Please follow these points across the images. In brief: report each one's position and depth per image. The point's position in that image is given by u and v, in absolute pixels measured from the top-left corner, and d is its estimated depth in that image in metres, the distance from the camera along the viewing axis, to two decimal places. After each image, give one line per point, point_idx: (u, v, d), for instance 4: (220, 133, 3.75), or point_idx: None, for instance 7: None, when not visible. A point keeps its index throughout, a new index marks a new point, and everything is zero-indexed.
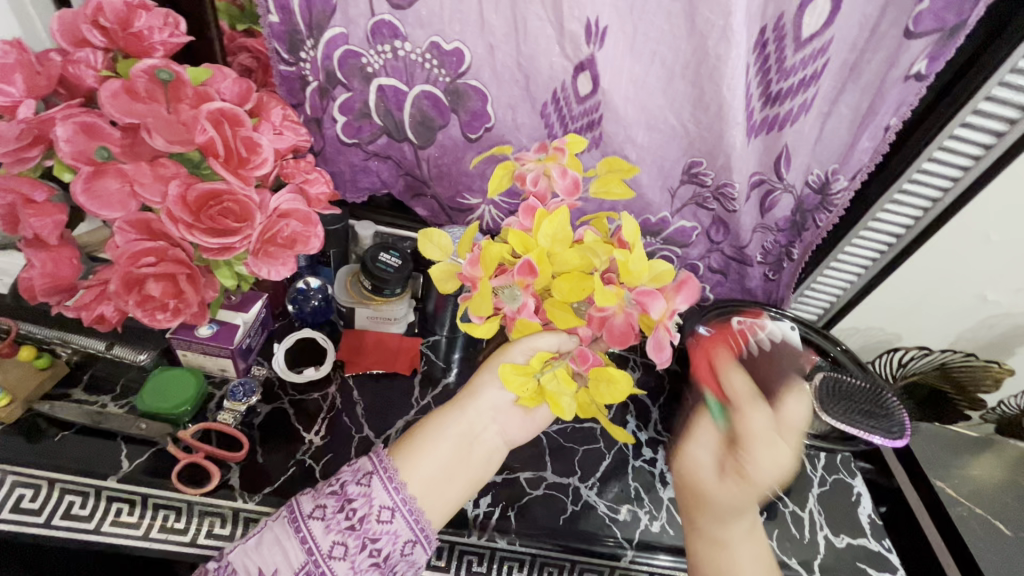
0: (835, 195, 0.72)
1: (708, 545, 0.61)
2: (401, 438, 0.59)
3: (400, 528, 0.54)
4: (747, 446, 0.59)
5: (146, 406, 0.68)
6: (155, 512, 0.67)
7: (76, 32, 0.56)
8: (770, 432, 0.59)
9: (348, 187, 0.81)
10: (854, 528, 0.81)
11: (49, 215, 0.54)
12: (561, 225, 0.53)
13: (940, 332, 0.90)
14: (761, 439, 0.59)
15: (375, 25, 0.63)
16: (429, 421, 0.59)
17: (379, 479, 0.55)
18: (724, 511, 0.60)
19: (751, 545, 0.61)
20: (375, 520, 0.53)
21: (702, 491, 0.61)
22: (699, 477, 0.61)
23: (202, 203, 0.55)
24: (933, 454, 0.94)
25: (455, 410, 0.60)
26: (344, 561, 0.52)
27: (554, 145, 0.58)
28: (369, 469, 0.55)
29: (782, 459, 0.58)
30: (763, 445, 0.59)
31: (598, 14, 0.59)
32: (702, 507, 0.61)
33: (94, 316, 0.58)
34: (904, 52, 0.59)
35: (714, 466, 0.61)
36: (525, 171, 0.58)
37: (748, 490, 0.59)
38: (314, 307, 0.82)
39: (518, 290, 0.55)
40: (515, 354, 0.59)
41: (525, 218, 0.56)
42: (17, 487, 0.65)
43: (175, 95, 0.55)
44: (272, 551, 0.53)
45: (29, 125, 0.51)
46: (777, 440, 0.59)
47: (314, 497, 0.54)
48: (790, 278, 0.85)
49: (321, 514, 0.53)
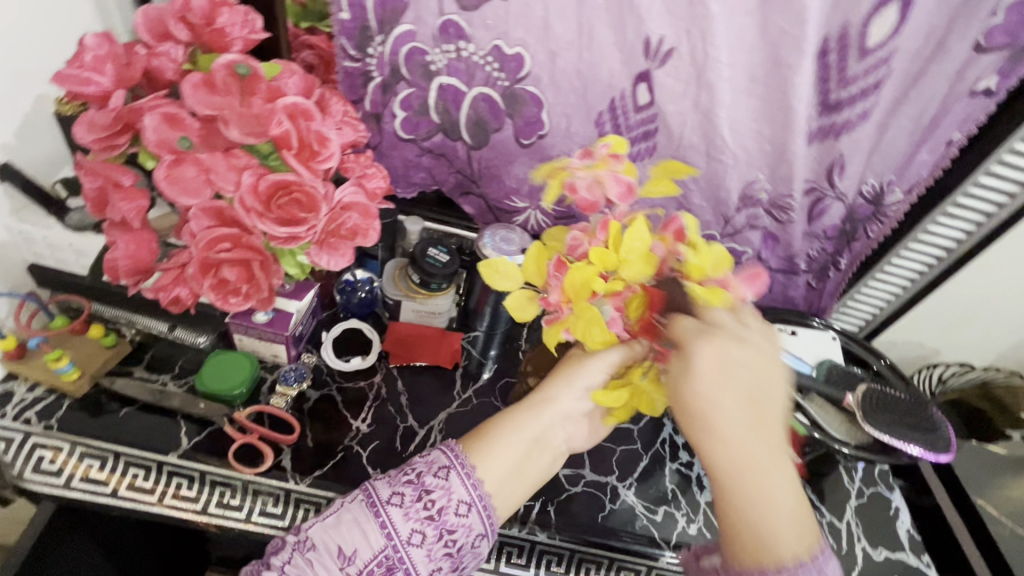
0: (888, 207, 0.73)
1: (728, 488, 0.51)
2: (473, 432, 0.62)
3: (473, 522, 0.57)
4: (707, 359, 0.52)
5: (205, 384, 0.71)
6: (212, 488, 0.69)
7: (158, 27, 0.59)
8: (737, 343, 0.53)
9: (400, 181, 0.82)
10: (892, 542, 0.81)
11: (135, 200, 0.57)
12: (637, 234, 0.56)
13: (982, 348, 0.90)
14: (717, 350, 0.52)
15: (444, 24, 0.65)
16: (504, 418, 0.62)
17: (457, 474, 0.57)
18: (745, 450, 0.50)
19: (777, 480, 0.50)
20: (452, 512, 0.56)
21: (709, 413, 0.51)
22: (704, 402, 0.52)
23: (271, 193, 0.57)
24: (974, 471, 0.93)
25: (531, 413, 0.62)
26: (421, 547, 0.55)
27: (600, 151, 0.59)
28: (446, 462, 0.58)
29: (744, 364, 0.52)
30: (715, 353, 0.52)
31: (659, 33, 0.62)
32: (708, 444, 0.52)
33: (170, 298, 0.60)
34: (972, 66, 0.60)
35: (720, 398, 0.51)
36: (578, 183, 0.58)
37: (745, 405, 0.51)
38: (360, 299, 0.83)
39: (605, 304, 0.58)
40: (590, 377, 0.63)
41: (599, 233, 0.58)
42: (84, 458, 0.68)
43: (249, 89, 0.58)
44: (351, 532, 0.54)
45: (119, 114, 0.55)
46: (728, 343, 0.53)
47: (389, 484, 0.57)
48: (834, 288, 0.85)
49: (399, 501, 0.56)
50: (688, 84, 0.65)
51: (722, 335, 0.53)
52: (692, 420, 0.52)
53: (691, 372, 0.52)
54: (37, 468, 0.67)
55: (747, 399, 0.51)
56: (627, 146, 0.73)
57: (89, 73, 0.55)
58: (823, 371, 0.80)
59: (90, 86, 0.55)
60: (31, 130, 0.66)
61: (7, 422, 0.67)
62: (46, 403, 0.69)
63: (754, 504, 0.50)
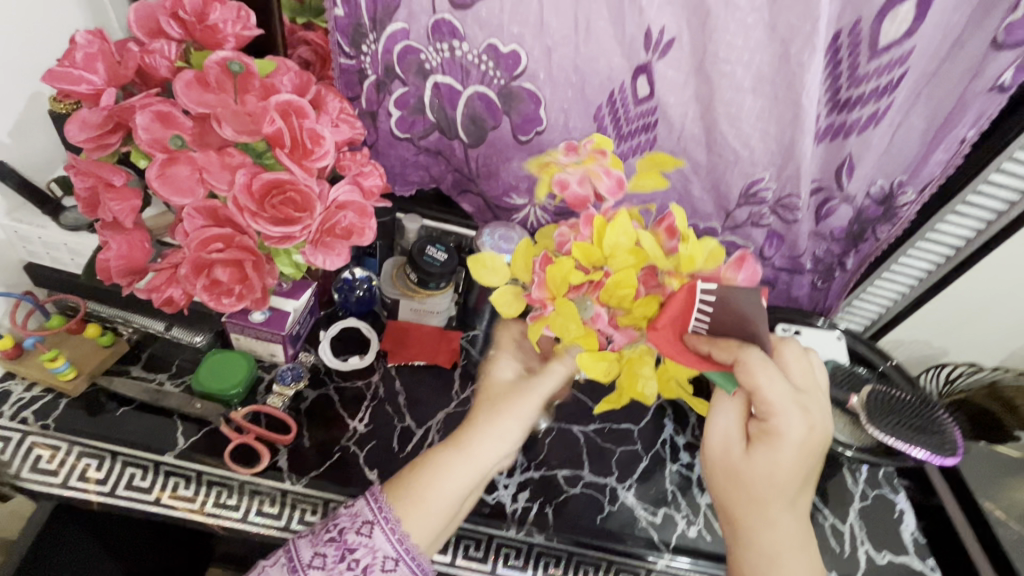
0: (901, 208, 0.72)
1: (760, 558, 0.53)
2: (397, 476, 0.59)
3: (404, 574, 0.56)
4: (796, 435, 0.51)
5: (201, 383, 0.71)
6: (209, 488, 0.69)
7: (151, 23, 0.58)
8: (818, 418, 0.53)
9: (397, 180, 0.82)
10: (896, 545, 0.79)
11: (127, 199, 0.56)
12: (620, 230, 0.55)
13: (990, 348, 0.88)
14: (805, 428, 0.52)
15: (436, 22, 0.64)
16: (431, 466, 0.59)
17: (380, 529, 0.56)
18: (781, 521, 0.53)
19: (803, 559, 0.53)
20: (378, 569, 0.55)
21: (772, 487, 0.52)
22: (761, 471, 0.52)
23: (266, 192, 0.56)
24: (980, 473, 0.91)
25: (460, 460, 0.59)
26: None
27: (585, 147, 0.58)
28: (369, 516, 0.56)
29: (815, 440, 0.53)
30: (803, 433, 0.52)
31: (660, 24, 0.60)
32: (760, 515, 0.53)
33: (164, 298, 0.60)
34: (991, 63, 0.57)
35: (787, 476, 0.52)
36: (567, 179, 0.58)
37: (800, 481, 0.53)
38: (358, 298, 0.83)
39: (589, 301, 0.57)
40: (546, 385, 0.65)
41: (584, 228, 0.57)
42: (83, 457, 0.68)
43: (243, 87, 0.57)
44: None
45: (111, 113, 0.54)
46: (814, 414, 0.53)
47: (312, 544, 0.55)
48: (840, 287, 0.84)
49: (321, 563, 0.54)
50: (689, 76, 0.64)
51: (807, 404, 0.53)
52: (751, 488, 0.53)
53: (769, 442, 0.52)
54: (35, 467, 0.67)
55: (802, 478, 0.53)
56: (627, 141, 0.72)
57: (80, 71, 0.54)
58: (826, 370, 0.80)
59: (82, 85, 0.54)
60: (26, 128, 0.65)
61: (4, 421, 0.68)
62: (44, 402, 0.70)
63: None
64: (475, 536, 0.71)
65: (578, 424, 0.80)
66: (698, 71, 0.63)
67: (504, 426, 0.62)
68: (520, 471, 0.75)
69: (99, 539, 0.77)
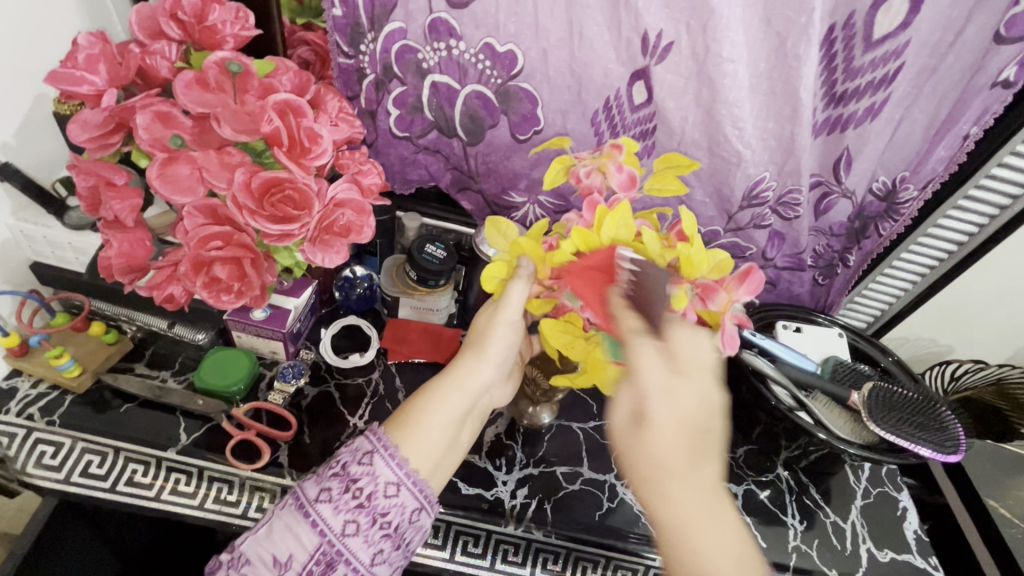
0: (903, 204, 0.71)
1: (673, 543, 0.48)
2: (396, 412, 0.58)
3: (406, 500, 0.54)
4: (661, 408, 0.48)
5: (203, 381, 0.72)
6: (210, 484, 0.70)
7: (152, 25, 0.59)
8: (692, 388, 0.49)
9: (397, 179, 0.82)
10: (898, 543, 0.79)
11: (128, 198, 0.58)
12: (621, 222, 0.55)
13: (994, 345, 0.87)
14: (671, 396, 0.49)
15: (433, 22, 0.64)
16: (427, 392, 0.58)
17: (381, 456, 0.54)
18: (683, 503, 0.47)
19: (719, 529, 0.47)
20: (382, 495, 0.53)
21: (658, 466, 0.48)
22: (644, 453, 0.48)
23: (265, 190, 0.57)
24: (986, 471, 0.90)
25: (452, 387, 0.58)
26: (357, 536, 0.52)
27: (606, 144, 0.59)
28: (368, 447, 0.55)
29: (697, 407, 0.48)
30: (670, 402, 0.49)
31: (656, 28, 0.60)
32: (655, 497, 0.48)
33: (164, 296, 0.61)
34: (993, 57, 0.57)
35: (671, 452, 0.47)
36: (580, 170, 0.58)
37: (687, 452, 0.48)
38: (359, 296, 0.84)
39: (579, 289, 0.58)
40: (518, 295, 0.60)
41: (589, 214, 0.58)
42: (85, 454, 0.69)
43: (242, 87, 0.58)
44: (284, 538, 0.52)
45: (112, 113, 0.55)
46: (684, 388, 0.49)
47: (317, 481, 0.54)
48: (842, 284, 0.84)
49: (328, 496, 0.53)
50: (689, 79, 0.63)
51: (676, 377, 0.49)
52: (641, 469, 0.48)
53: (641, 419, 0.49)
54: (39, 462, 0.68)
55: (694, 451, 0.48)
56: None
57: (82, 72, 0.55)
58: (828, 368, 0.79)
59: (83, 85, 0.55)
60: (31, 129, 0.66)
61: (10, 418, 0.69)
62: (49, 398, 0.71)
63: (705, 557, 0.47)
64: (474, 531, 0.72)
65: (577, 421, 0.80)
66: (698, 74, 0.62)
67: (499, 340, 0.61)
68: (519, 467, 0.75)
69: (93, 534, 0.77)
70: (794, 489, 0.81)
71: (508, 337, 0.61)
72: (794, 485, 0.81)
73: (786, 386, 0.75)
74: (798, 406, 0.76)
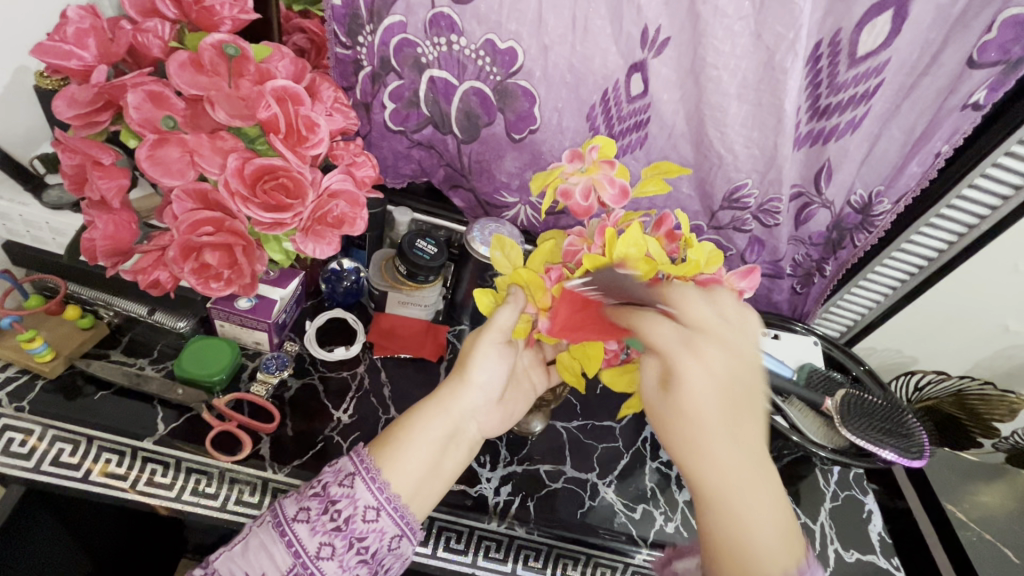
0: (877, 216, 0.74)
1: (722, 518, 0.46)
2: (381, 433, 0.58)
3: (386, 526, 0.54)
4: (692, 372, 0.48)
5: (182, 369, 0.70)
6: (188, 475, 0.68)
7: (145, 2, 0.57)
8: (721, 347, 0.49)
9: (389, 172, 0.82)
10: (863, 544, 0.82)
11: (115, 178, 0.56)
12: (633, 240, 0.55)
13: (957, 358, 0.91)
14: (703, 357, 0.48)
15: (435, 16, 0.64)
16: (410, 418, 0.58)
17: (362, 479, 0.54)
18: (724, 472, 0.46)
19: (761, 497, 0.46)
20: (360, 520, 0.53)
21: (694, 421, 0.47)
22: (681, 411, 0.48)
23: (257, 177, 0.56)
24: (945, 476, 0.95)
25: (436, 408, 0.58)
26: (332, 560, 0.52)
27: (590, 155, 0.58)
28: (351, 469, 0.54)
29: (734, 369, 0.48)
30: (703, 369, 0.48)
31: (657, 23, 0.61)
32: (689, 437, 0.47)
33: (149, 281, 0.59)
34: (965, 81, 0.60)
35: (704, 407, 0.47)
36: (571, 188, 0.58)
37: (729, 413, 0.47)
38: (346, 288, 0.83)
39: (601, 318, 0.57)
40: (506, 318, 0.60)
41: (597, 239, 0.58)
42: (56, 442, 0.66)
43: (237, 71, 0.55)
44: (258, 557, 0.52)
45: (102, 90, 0.54)
46: (710, 349, 0.49)
47: (297, 500, 0.54)
48: (818, 293, 0.87)
49: (306, 517, 0.53)
50: (683, 77, 0.65)
51: (704, 338, 0.49)
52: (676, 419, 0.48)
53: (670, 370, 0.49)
54: (6, 450, 0.65)
55: (731, 407, 0.47)
56: (618, 140, 0.73)
57: (70, 46, 0.54)
58: (803, 374, 0.82)
59: (72, 60, 0.54)
60: (10, 102, 0.64)
61: None
62: (19, 383, 0.68)
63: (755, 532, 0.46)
64: (455, 528, 0.72)
65: (562, 420, 0.81)
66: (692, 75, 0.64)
67: (488, 366, 0.61)
68: (503, 465, 0.75)
69: (58, 522, 0.73)
70: None
71: (496, 360, 0.61)
72: None
73: None
74: (773, 410, 0.78)
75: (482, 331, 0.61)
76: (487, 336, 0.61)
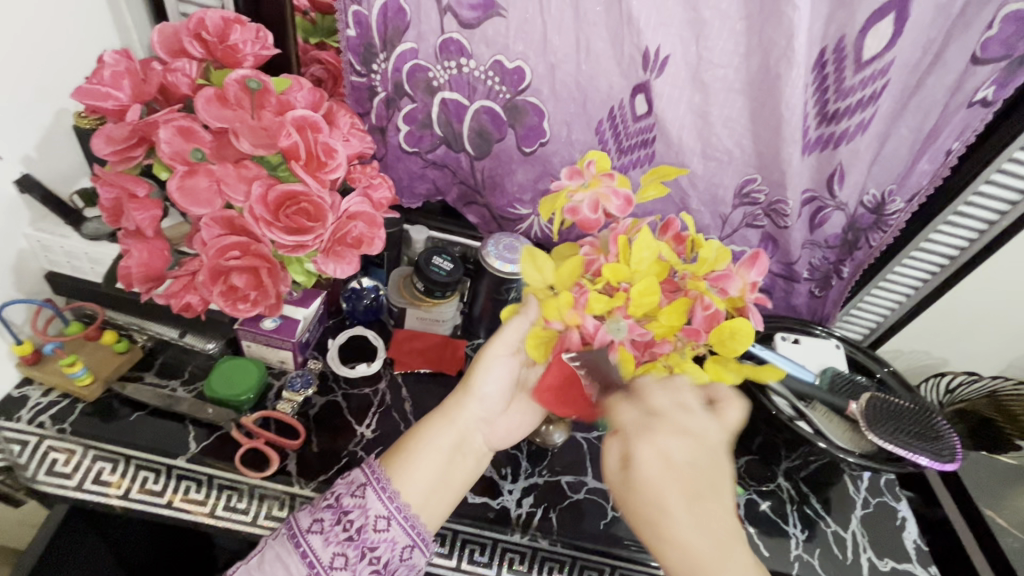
0: (890, 216, 0.74)
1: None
2: (392, 445, 0.60)
3: (396, 536, 0.55)
4: (651, 452, 0.54)
5: (213, 390, 0.73)
6: (218, 492, 0.71)
7: (175, 44, 0.61)
8: (678, 433, 0.55)
9: (405, 192, 0.85)
10: (898, 553, 0.80)
11: (149, 209, 0.59)
12: (647, 245, 0.57)
13: (988, 356, 0.89)
14: (653, 437, 0.55)
15: (444, 41, 0.67)
16: (418, 429, 0.60)
17: (373, 489, 0.56)
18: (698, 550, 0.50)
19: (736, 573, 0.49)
20: (371, 529, 0.55)
21: (656, 505, 0.52)
22: (643, 493, 0.53)
23: (280, 203, 0.58)
24: (985, 482, 0.91)
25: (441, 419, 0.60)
26: (345, 570, 0.53)
27: (589, 170, 0.60)
28: (363, 480, 0.56)
29: (693, 449, 0.54)
30: (650, 445, 0.54)
31: (655, 45, 0.62)
32: (662, 524, 0.51)
33: (180, 305, 0.63)
34: (969, 77, 0.60)
35: (660, 484, 0.52)
36: (578, 205, 0.59)
37: (690, 491, 0.52)
38: (366, 307, 0.85)
39: (621, 322, 0.59)
40: (515, 330, 0.62)
41: (611, 247, 0.60)
42: (97, 460, 0.71)
43: (260, 103, 0.59)
44: (274, 567, 0.53)
45: (136, 127, 0.57)
46: (668, 428, 0.55)
47: (310, 512, 0.55)
48: (837, 296, 0.86)
49: (320, 527, 0.54)
50: (685, 88, 0.66)
51: (661, 425, 0.55)
52: (642, 503, 0.53)
53: (626, 472, 0.54)
54: (50, 470, 0.70)
55: (689, 493, 0.52)
56: (626, 156, 0.74)
57: (107, 88, 0.58)
58: (827, 379, 0.80)
59: (108, 100, 0.58)
60: (51, 143, 0.69)
61: (22, 425, 0.70)
62: (60, 407, 0.72)
63: None
64: (478, 539, 0.74)
65: (582, 431, 0.81)
66: (694, 82, 0.65)
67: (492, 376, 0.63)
68: (524, 477, 0.76)
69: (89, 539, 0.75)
70: (794, 498, 0.82)
71: (501, 370, 0.63)
72: (795, 494, 0.82)
73: (784, 395, 0.78)
74: (797, 416, 0.78)
75: (491, 342, 0.62)
76: (495, 347, 0.63)
